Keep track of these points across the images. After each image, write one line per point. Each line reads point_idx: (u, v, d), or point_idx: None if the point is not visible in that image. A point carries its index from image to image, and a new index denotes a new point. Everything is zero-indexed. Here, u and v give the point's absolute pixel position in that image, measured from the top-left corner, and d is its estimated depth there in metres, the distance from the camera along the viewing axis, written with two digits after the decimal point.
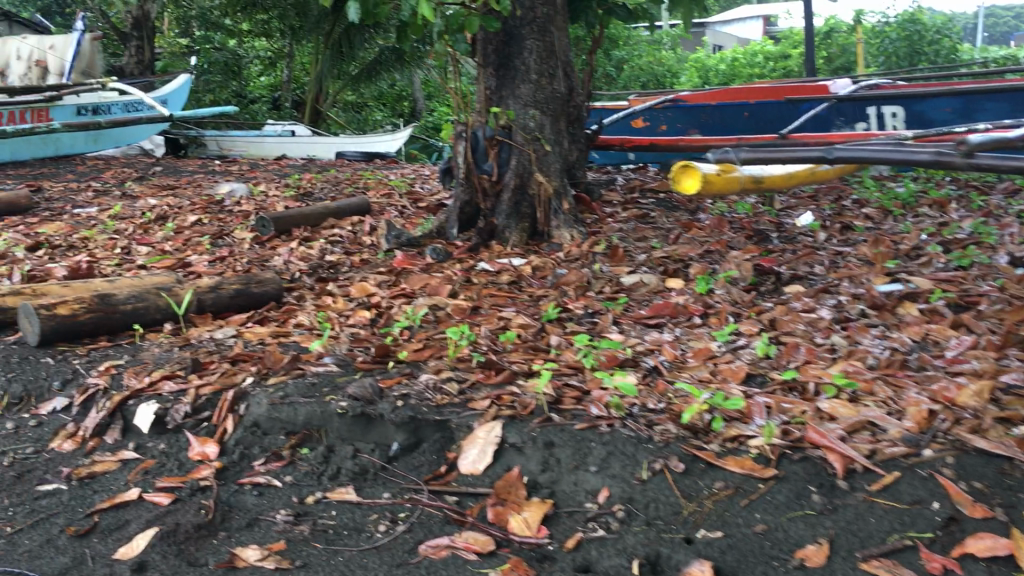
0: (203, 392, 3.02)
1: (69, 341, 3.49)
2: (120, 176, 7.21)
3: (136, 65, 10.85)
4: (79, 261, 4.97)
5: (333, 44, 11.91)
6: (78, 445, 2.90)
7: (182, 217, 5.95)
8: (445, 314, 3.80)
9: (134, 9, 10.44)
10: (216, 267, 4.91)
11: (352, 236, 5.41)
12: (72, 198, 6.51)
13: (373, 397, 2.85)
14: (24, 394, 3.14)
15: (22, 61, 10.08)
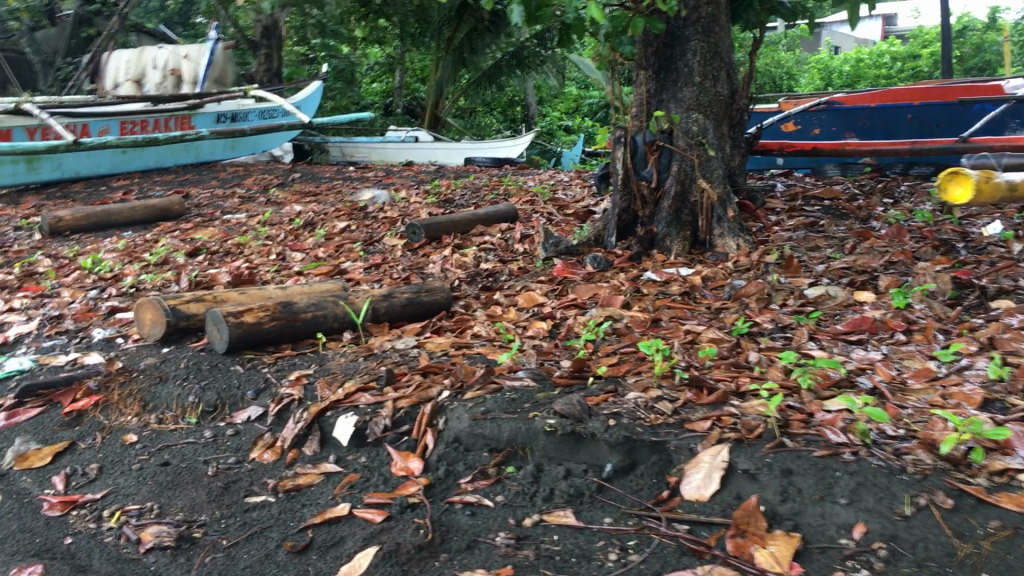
0: (400, 405, 2.94)
1: (254, 350, 3.47)
2: (263, 182, 7.25)
3: (265, 73, 11.04)
4: (240, 268, 4.98)
5: (453, 49, 11.73)
6: (278, 456, 2.85)
7: (331, 223, 5.94)
8: (626, 326, 3.66)
9: (265, 18, 10.65)
10: (373, 275, 4.87)
11: (505, 243, 5.31)
12: (220, 204, 6.55)
13: (582, 415, 2.72)
14: (218, 402, 3.13)
15: (159, 71, 10.26)
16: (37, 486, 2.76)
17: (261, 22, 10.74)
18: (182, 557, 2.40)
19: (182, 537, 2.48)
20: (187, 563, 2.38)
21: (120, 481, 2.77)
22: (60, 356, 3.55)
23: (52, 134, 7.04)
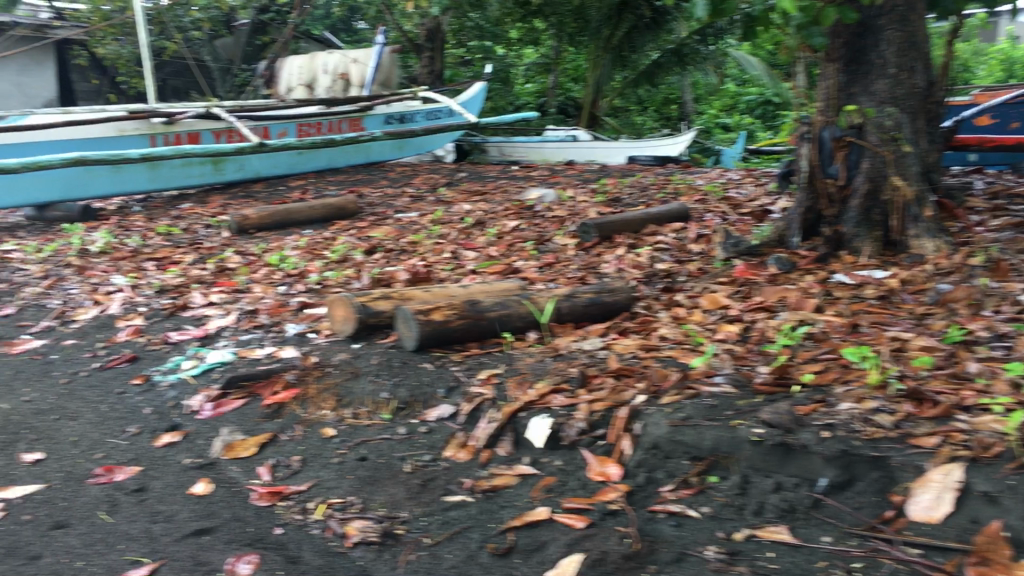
0: (595, 408, 2.88)
1: (442, 348, 3.49)
2: (431, 182, 7.35)
3: (427, 75, 11.27)
4: (417, 266, 5.04)
5: (611, 48, 11.69)
6: (472, 455, 2.84)
7: (501, 222, 5.92)
8: (823, 331, 3.46)
9: (428, 21, 10.86)
10: (547, 274, 4.82)
11: (680, 243, 5.16)
12: (392, 203, 6.67)
13: (792, 425, 2.58)
14: (410, 399, 3.16)
15: (328, 75, 10.57)
16: (244, 476, 2.84)
17: (425, 25, 10.97)
18: (387, 553, 2.41)
19: (385, 533, 2.49)
20: (392, 559, 2.39)
21: (322, 474, 2.82)
22: (258, 350, 3.70)
23: (236, 137, 7.34)
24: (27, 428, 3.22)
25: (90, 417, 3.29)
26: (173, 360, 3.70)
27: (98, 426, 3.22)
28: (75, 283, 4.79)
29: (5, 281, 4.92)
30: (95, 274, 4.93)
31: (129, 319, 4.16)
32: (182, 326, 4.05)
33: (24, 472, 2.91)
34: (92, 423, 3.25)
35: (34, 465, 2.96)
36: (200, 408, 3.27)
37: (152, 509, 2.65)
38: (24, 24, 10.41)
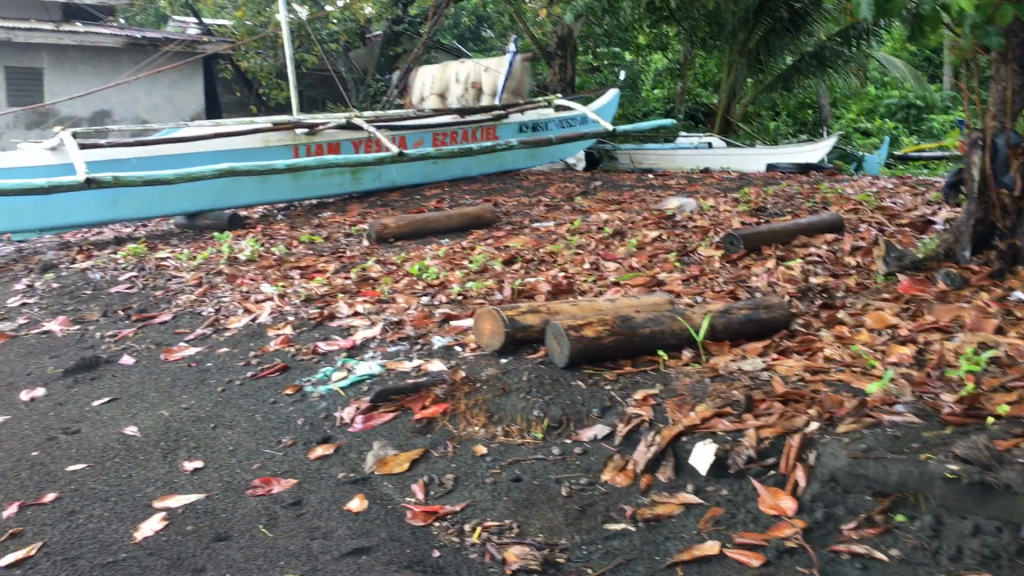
0: (764, 435, 2.71)
1: (593, 365, 3.36)
2: (566, 191, 7.24)
3: (558, 82, 11.17)
4: (557, 277, 4.94)
5: (747, 52, 11.42)
6: (631, 480, 2.71)
7: (641, 232, 5.76)
8: (1011, 355, 3.17)
9: (560, 28, 10.79)
10: (693, 287, 4.63)
11: (834, 256, 4.89)
12: (528, 213, 6.60)
13: (992, 462, 2.35)
14: (563, 418, 3.05)
15: (460, 83, 10.50)
16: (398, 493, 2.80)
17: (557, 32, 10.90)
18: None
19: (545, 560, 2.40)
20: None
21: (476, 494, 2.74)
22: (406, 362, 3.66)
23: (374, 146, 7.44)
24: (187, 437, 3.29)
25: (245, 426, 3.34)
26: (323, 370, 3.72)
27: (253, 435, 3.26)
28: (226, 291, 4.92)
29: (161, 289, 5.10)
30: (244, 282, 5.04)
31: (279, 328, 4.22)
32: (330, 336, 4.08)
33: (184, 481, 2.97)
34: (248, 433, 3.28)
35: (194, 474, 3.01)
36: (351, 421, 3.26)
37: (309, 524, 2.64)
38: (175, 40, 10.89)
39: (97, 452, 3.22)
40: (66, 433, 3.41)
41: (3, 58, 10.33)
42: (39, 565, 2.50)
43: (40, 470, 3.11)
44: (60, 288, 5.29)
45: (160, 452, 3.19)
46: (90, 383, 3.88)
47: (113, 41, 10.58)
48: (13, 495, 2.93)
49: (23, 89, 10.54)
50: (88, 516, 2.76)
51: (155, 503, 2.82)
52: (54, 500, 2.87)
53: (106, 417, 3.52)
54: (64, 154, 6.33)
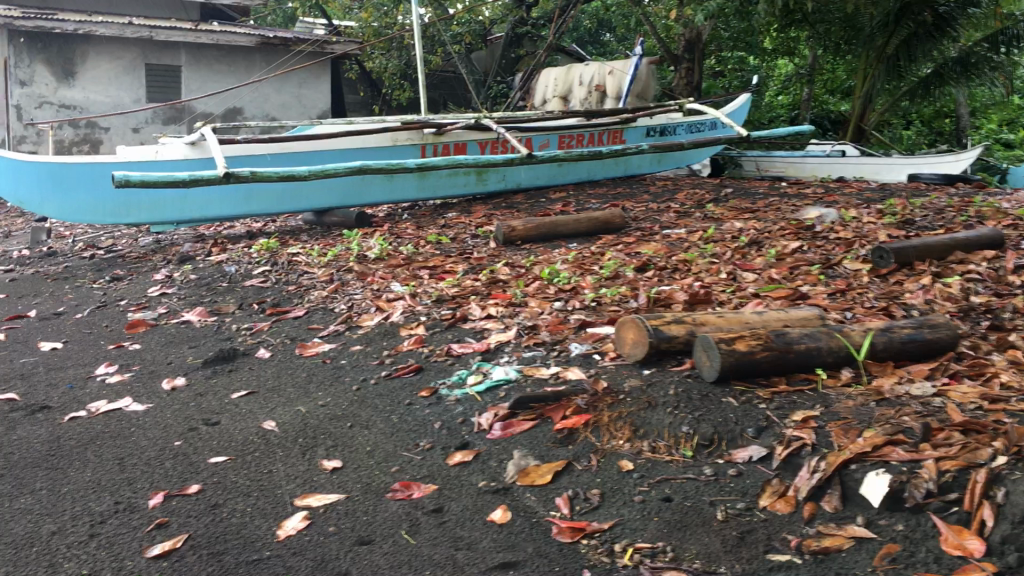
0: (944, 468, 2.49)
1: (745, 381, 3.17)
2: (695, 198, 7.02)
3: (684, 86, 10.94)
4: (693, 286, 4.75)
5: (886, 58, 10.81)
6: (792, 507, 2.52)
7: (780, 242, 5.51)
8: None
9: (689, 31, 10.57)
10: (841, 301, 4.37)
11: (996, 274, 4.55)
12: (658, 218, 6.43)
13: None
14: (714, 436, 2.89)
15: (583, 86, 10.32)
16: (542, 506, 2.68)
17: (685, 35, 10.68)
18: None
19: None
20: None
21: (624, 513, 2.60)
22: (544, 369, 3.55)
23: (501, 147, 7.39)
24: (324, 435, 3.26)
25: (382, 427, 3.28)
26: (458, 374, 3.64)
27: (391, 437, 3.20)
28: (357, 288, 4.92)
29: (293, 284, 5.14)
30: (375, 280, 5.04)
31: (412, 329, 4.17)
32: (463, 339, 4.00)
33: (324, 480, 2.93)
34: (384, 433, 3.24)
35: (334, 473, 2.97)
36: (490, 428, 3.16)
37: (453, 533, 2.55)
38: (306, 40, 11.13)
39: (238, 445, 3.22)
40: (207, 424, 3.44)
41: (146, 55, 10.72)
42: (186, 558, 2.48)
43: (183, 461, 3.13)
44: (196, 280, 5.40)
45: (299, 449, 3.17)
46: (228, 375, 3.91)
47: (247, 40, 10.88)
48: (158, 485, 2.94)
49: (162, 86, 10.94)
50: (232, 510, 2.75)
51: (297, 501, 2.79)
52: (198, 492, 2.87)
53: (245, 409, 3.54)
54: (203, 149, 6.50)
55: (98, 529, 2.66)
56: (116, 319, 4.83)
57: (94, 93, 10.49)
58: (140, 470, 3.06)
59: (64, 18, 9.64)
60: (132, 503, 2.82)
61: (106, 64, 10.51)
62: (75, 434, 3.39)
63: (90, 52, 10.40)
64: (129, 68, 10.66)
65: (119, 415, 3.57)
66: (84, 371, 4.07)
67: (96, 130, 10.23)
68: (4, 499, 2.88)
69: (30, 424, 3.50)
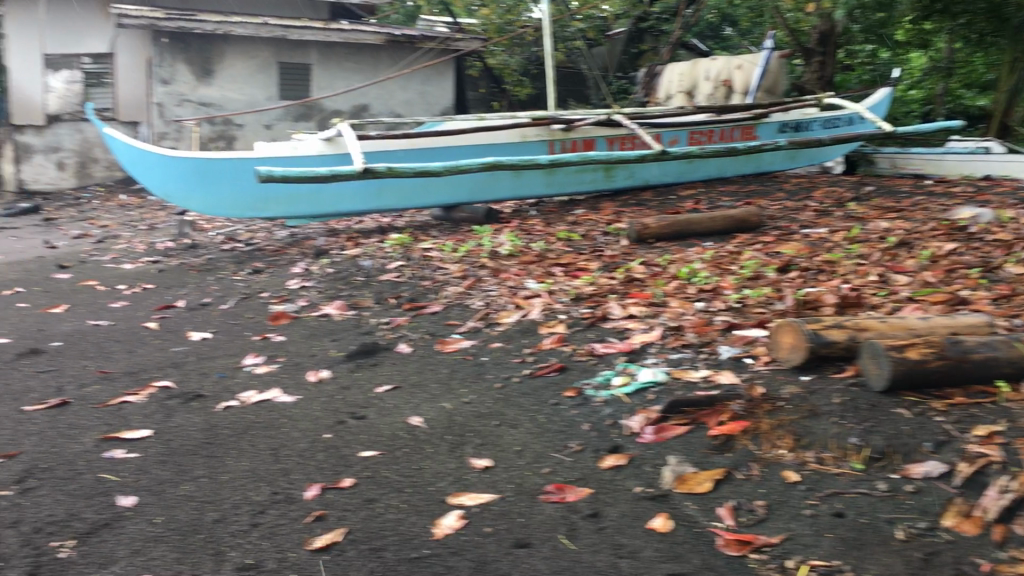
0: None
1: (916, 392, 3.00)
2: (834, 196, 6.75)
3: (817, 81, 10.56)
4: (842, 288, 4.54)
5: None
6: (981, 529, 2.35)
7: (932, 243, 5.22)
8: None
9: (823, 23, 10.19)
10: (1008, 307, 4.09)
11: None
12: (796, 217, 6.20)
13: None
14: (887, 450, 2.74)
15: (710, 81, 9.96)
16: (703, 516, 2.57)
17: (819, 28, 10.29)
18: None
19: None
20: None
21: (793, 527, 2.47)
22: (694, 372, 3.44)
23: (630, 144, 7.27)
24: (472, 432, 3.23)
25: (529, 426, 3.24)
26: (603, 374, 3.56)
27: (540, 437, 3.15)
28: (492, 285, 4.90)
29: (428, 279, 5.16)
30: (510, 277, 5.01)
31: (551, 327, 4.11)
32: (606, 338, 3.92)
33: (475, 478, 2.90)
34: (533, 433, 3.19)
35: (485, 472, 2.93)
36: (642, 431, 3.07)
37: (613, 540, 2.48)
38: (431, 37, 11.23)
39: (386, 440, 3.23)
40: (354, 417, 3.46)
41: (278, 54, 11.02)
42: (347, 553, 2.48)
43: (334, 454, 3.15)
44: (333, 274, 5.48)
45: (447, 445, 3.15)
46: (371, 369, 3.94)
47: (374, 38, 11.06)
48: (313, 477, 2.97)
49: (292, 83, 11.23)
50: (387, 506, 2.74)
51: (450, 499, 2.76)
52: (353, 486, 2.88)
53: (391, 404, 3.55)
54: (339, 145, 6.61)
55: (259, 519, 2.69)
56: (259, 311, 4.95)
57: (229, 90, 10.88)
58: (294, 461, 3.10)
59: (203, 18, 10.00)
60: (289, 494, 2.85)
61: (241, 63, 10.88)
62: (229, 423, 3.47)
63: (226, 52, 10.77)
64: (262, 67, 11.00)
65: (269, 405, 3.63)
66: (233, 362, 4.17)
67: (231, 126, 10.62)
68: (167, 485, 2.95)
69: (185, 412, 3.60)
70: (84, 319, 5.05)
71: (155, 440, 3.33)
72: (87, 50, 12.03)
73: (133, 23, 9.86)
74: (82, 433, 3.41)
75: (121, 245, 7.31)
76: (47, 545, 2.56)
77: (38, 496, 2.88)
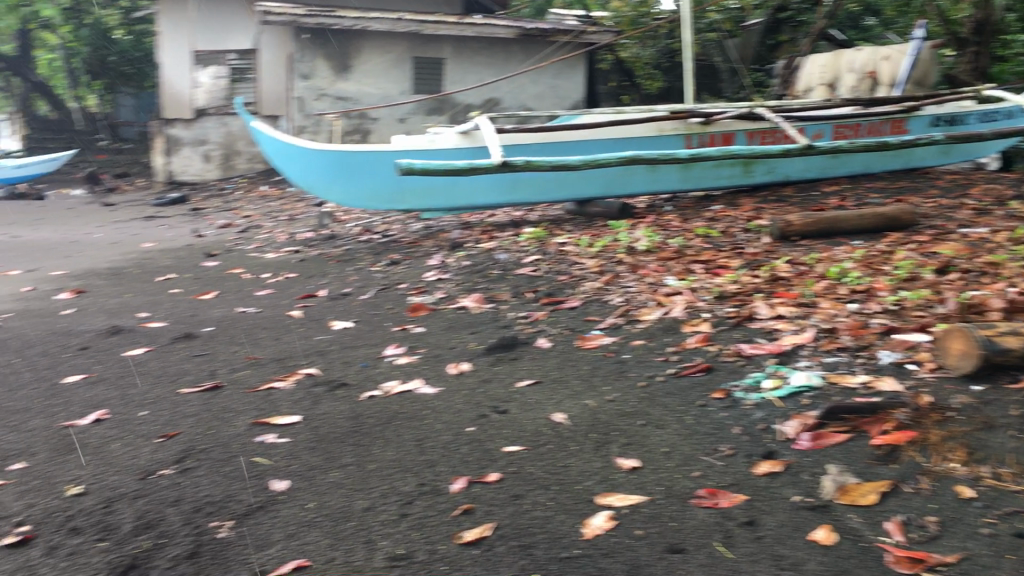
0: None
1: None
2: (993, 194, 6.34)
3: (970, 72, 9.96)
4: (1009, 292, 4.24)
5: None
6: None
7: None
8: None
9: (979, 11, 9.59)
10: None
11: None
12: (952, 216, 5.85)
13: None
14: None
15: (854, 73, 9.55)
16: (869, 529, 2.42)
17: (975, 16, 9.70)
18: None
19: None
20: None
21: (971, 546, 2.30)
22: (853, 377, 3.27)
23: (771, 138, 7.03)
24: (617, 431, 3.16)
25: (677, 427, 3.14)
26: (753, 376, 3.43)
27: (689, 440, 3.05)
28: (631, 281, 4.81)
29: (565, 274, 5.11)
30: (649, 273, 4.91)
31: (696, 326, 4.00)
32: (754, 339, 3.78)
33: (624, 479, 2.82)
34: (681, 435, 3.09)
35: (633, 473, 2.86)
36: (797, 437, 2.94)
37: (773, 551, 2.37)
38: (563, 30, 11.16)
39: (530, 436, 3.19)
40: (497, 411, 3.44)
41: (413, 48, 11.21)
42: (496, 548, 2.45)
43: (478, 447, 3.13)
44: (470, 267, 5.50)
45: (592, 443, 3.09)
46: (511, 364, 3.92)
47: (507, 32, 11.06)
48: (459, 470, 2.96)
49: (427, 78, 11.40)
50: (534, 503, 2.70)
51: (598, 499, 2.69)
52: (498, 481, 2.86)
53: (532, 399, 3.51)
54: (475, 138, 6.64)
55: (407, 510, 2.70)
56: (398, 302, 5.01)
57: (366, 85, 11.16)
58: (439, 453, 3.10)
59: (342, 15, 10.31)
60: (436, 486, 2.85)
61: (377, 58, 11.13)
62: (374, 412, 3.51)
63: (364, 47, 11.06)
64: (397, 62, 11.21)
65: (412, 396, 3.66)
66: (375, 352, 4.23)
67: (365, 120, 10.93)
68: (317, 471, 3.00)
69: (331, 400, 3.66)
70: (232, 305, 5.24)
71: (303, 427, 3.39)
72: (232, 47, 12.71)
73: (276, 20, 10.21)
74: (235, 417, 3.51)
75: (264, 235, 7.56)
76: (207, 525, 2.63)
77: (196, 476, 2.98)
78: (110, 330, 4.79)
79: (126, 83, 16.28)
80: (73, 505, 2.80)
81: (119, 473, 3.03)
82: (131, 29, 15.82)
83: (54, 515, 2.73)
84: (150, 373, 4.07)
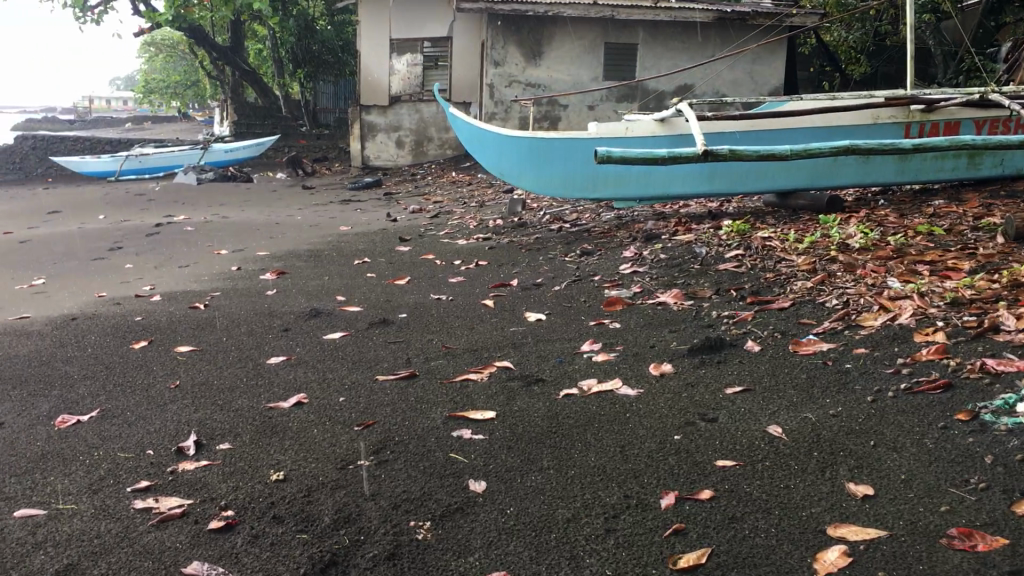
0: None
1: None
2: None
3: None
4: None
5: None
6: None
7: None
8: None
9: None
10: None
11: None
12: None
13: None
14: None
15: None
16: None
17: None
18: None
19: None
20: None
21: None
22: None
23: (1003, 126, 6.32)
24: (844, 452, 2.83)
25: (916, 452, 2.78)
26: (1004, 397, 2.98)
27: (931, 467, 2.68)
28: (848, 282, 4.41)
29: (771, 271, 4.76)
30: (868, 274, 4.48)
31: (929, 336, 3.58)
32: (1001, 354, 3.32)
33: (856, 508, 2.51)
34: (921, 462, 2.72)
35: (866, 502, 2.54)
36: None
37: None
38: (765, 13, 10.52)
39: (744, 450, 2.92)
40: (705, 419, 3.19)
41: (606, 34, 11.03)
42: None
43: (687, 459, 2.90)
44: (667, 260, 5.24)
45: (816, 464, 2.78)
46: (718, 367, 3.64)
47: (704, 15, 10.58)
48: (668, 482, 2.74)
49: (620, 64, 11.18)
50: (754, 528, 2.44)
51: (829, 530, 2.40)
52: (712, 499, 2.61)
53: (744, 408, 3.23)
54: (673, 125, 6.35)
55: (613, 524, 2.50)
56: (593, 294, 4.82)
57: (558, 71, 11.15)
58: (644, 462, 2.89)
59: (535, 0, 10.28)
60: (643, 500, 2.64)
61: (569, 44, 11.06)
62: (573, 412, 3.33)
63: (556, 34, 11.03)
64: (589, 48, 11.08)
65: (611, 397, 3.46)
66: (570, 347, 4.06)
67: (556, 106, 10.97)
68: (515, 473, 2.85)
69: (527, 397, 3.52)
70: (426, 292, 5.22)
71: (500, 423, 3.26)
72: (427, 35, 12.71)
73: (471, 8, 10.40)
74: (431, 409, 3.43)
75: (456, 221, 7.58)
76: (406, 525, 2.54)
77: (393, 469, 2.90)
78: (310, 312, 4.87)
79: (327, 71, 16.93)
80: (276, 491, 2.79)
81: (319, 461, 3.00)
82: (332, 18, 16.52)
83: (258, 501, 2.72)
84: (347, 358, 4.08)
